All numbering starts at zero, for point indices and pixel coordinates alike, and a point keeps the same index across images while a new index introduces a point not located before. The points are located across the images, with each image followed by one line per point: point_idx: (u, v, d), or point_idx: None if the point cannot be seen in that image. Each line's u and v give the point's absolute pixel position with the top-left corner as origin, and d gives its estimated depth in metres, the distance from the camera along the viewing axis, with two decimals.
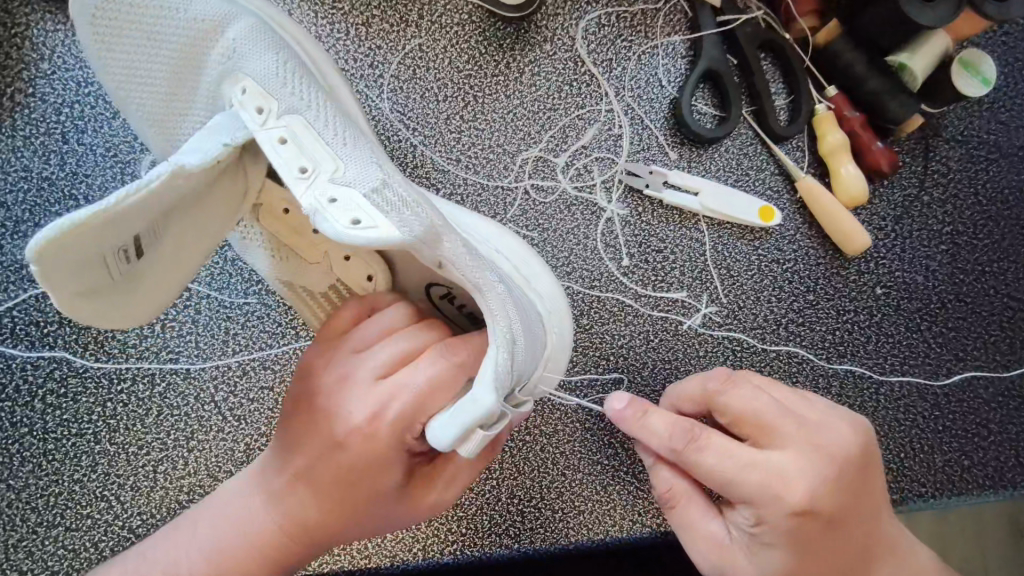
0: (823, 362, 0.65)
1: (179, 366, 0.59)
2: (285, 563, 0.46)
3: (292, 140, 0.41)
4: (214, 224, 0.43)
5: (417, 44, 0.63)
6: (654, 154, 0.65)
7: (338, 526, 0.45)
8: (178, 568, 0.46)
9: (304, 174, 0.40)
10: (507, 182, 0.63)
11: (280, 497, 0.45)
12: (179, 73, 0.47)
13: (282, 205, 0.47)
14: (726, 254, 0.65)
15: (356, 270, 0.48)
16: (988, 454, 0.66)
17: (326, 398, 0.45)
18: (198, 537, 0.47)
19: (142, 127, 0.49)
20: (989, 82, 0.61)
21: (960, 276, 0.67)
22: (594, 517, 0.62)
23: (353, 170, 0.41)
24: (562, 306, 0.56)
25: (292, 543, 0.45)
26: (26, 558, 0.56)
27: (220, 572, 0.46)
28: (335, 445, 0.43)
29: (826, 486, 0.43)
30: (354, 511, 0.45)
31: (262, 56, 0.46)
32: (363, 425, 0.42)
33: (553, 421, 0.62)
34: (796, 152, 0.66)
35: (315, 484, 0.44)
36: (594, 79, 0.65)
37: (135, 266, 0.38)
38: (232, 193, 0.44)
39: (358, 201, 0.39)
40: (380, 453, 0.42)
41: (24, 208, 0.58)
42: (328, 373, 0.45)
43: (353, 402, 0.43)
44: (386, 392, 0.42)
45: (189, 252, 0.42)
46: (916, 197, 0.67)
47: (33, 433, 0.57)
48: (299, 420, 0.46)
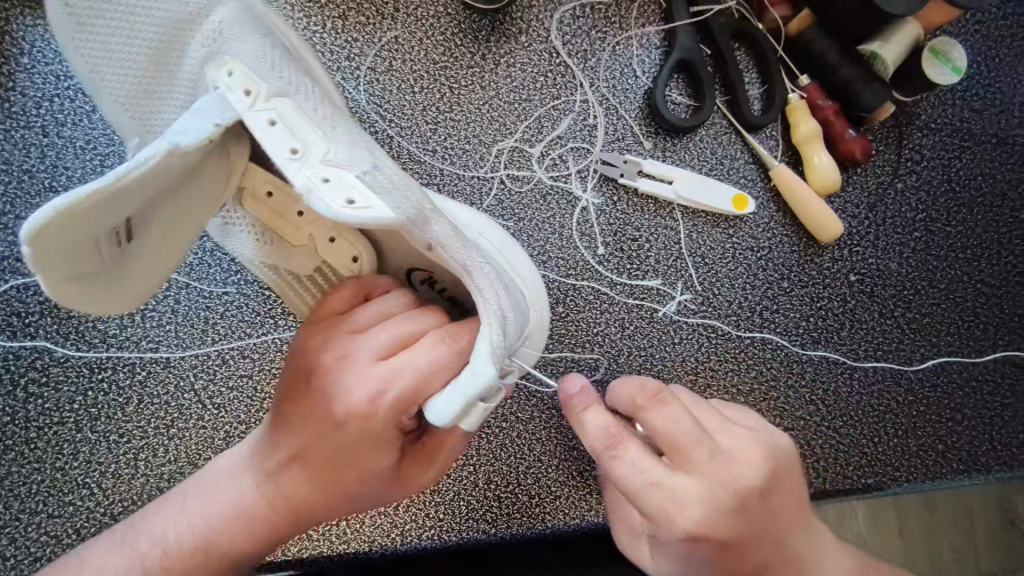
0: (798, 348, 0.66)
1: (159, 355, 0.59)
2: (274, 535, 0.48)
3: (281, 121, 0.40)
4: (199, 204, 0.43)
5: (393, 37, 0.64)
6: (628, 144, 0.65)
7: (328, 502, 0.46)
8: (166, 535, 0.47)
9: (296, 155, 0.39)
10: (483, 172, 0.63)
11: (277, 474, 0.46)
12: (161, 59, 0.46)
13: (265, 187, 0.46)
14: (700, 242, 0.65)
15: (341, 252, 0.49)
16: (962, 439, 0.67)
17: (324, 376, 0.44)
18: (190, 509, 0.48)
19: (121, 115, 0.50)
20: (960, 70, 0.61)
21: (933, 262, 0.68)
22: (571, 502, 0.63)
23: (342, 150, 0.41)
24: (540, 291, 0.58)
25: (284, 516, 0.46)
26: (9, 544, 0.56)
27: (212, 543, 0.46)
28: (331, 424, 0.43)
29: (722, 520, 0.42)
30: (346, 488, 0.45)
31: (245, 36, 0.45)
32: (363, 405, 0.42)
33: (529, 408, 0.63)
34: (770, 141, 0.67)
35: (310, 461, 0.45)
36: (569, 70, 0.65)
37: (124, 247, 0.39)
38: (218, 173, 0.44)
39: (350, 181, 0.38)
40: (377, 433, 0.42)
41: (5, 201, 0.59)
42: (325, 351, 0.45)
43: (351, 381, 0.42)
44: (385, 375, 0.41)
45: (177, 231, 0.43)
46: (890, 185, 0.68)
47: (15, 422, 0.58)
48: (298, 398, 0.45)
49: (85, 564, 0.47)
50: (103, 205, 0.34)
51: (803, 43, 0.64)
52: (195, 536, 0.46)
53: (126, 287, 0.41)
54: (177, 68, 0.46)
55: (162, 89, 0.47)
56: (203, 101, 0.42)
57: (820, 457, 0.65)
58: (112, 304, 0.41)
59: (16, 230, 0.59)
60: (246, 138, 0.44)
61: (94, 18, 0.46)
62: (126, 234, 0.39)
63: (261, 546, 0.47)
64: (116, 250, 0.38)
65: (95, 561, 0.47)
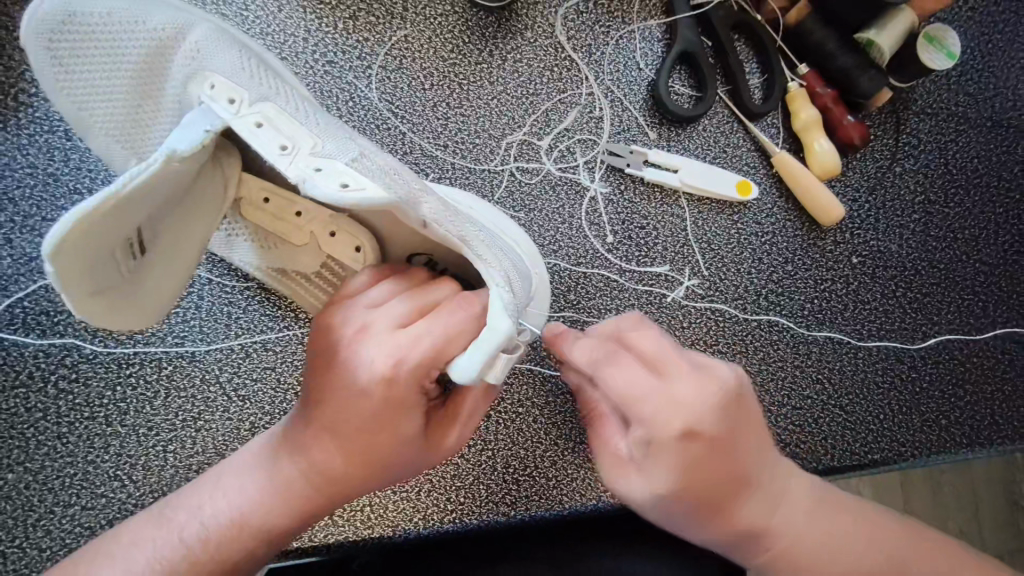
0: (803, 330, 0.68)
1: (184, 350, 0.61)
2: (313, 510, 0.49)
3: (268, 123, 0.43)
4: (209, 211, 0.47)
5: (403, 36, 0.66)
6: (634, 135, 0.67)
7: (360, 475, 0.48)
8: (205, 510, 0.49)
9: (285, 150, 0.42)
10: (493, 165, 0.65)
11: (308, 450, 0.48)
12: (150, 83, 0.47)
13: (261, 195, 0.50)
14: (706, 228, 0.67)
15: (342, 244, 0.51)
16: (965, 414, 0.68)
17: (346, 349, 0.45)
18: (228, 488, 0.49)
19: (111, 147, 0.49)
20: (954, 56, 0.63)
21: (933, 243, 0.70)
22: (587, 483, 0.64)
23: (329, 145, 0.43)
24: (542, 274, 0.60)
25: (316, 489, 0.48)
26: (45, 536, 0.58)
27: (250, 523, 0.48)
28: (354, 395, 0.45)
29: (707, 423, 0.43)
30: (376, 457, 0.47)
31: (224, 55, 0.48)
32: (385, 372, 0.43)
33: (544, 393, 0.65)
34: (771, 129, 0.68)
35: (337, 433, 0.46)
36: (574, 64, 0.67)
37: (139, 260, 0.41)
38: (215, 190, 0.47)
39: (342, 170, 0.41)
40: (401, 397, 0.44)
41: (32, 204, 0.60)
42: (343, 325, 0.46)
43: (370, 351, 0.44)
44: (403, 341, 0.43)
45: (184, 234, 0.46)
46: (888, 169, 0.70)
47: (47, 418, 0.60)
48: (321, 376, 0.46)
49: (121, 548, 0.49)
50: (119, 211, 0.36)
51: (800, 33, 0.66)
52: (233, 514, 0.48)
53: (146, 302, 0.44)
54: (163, 92, 0.48)
55: (153, 115, 0.48)
56: (196, 115, 0.44)
57: (827, 435, 0.67)
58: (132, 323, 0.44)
59: (43, 232, 0.61)
60: (237, 151, 0.49)
61: (81, 53, 0.45)
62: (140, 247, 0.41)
63: (296, 521, 0.49)
64: (132, 264, 0.41)
65: (132, 541, 0.49)
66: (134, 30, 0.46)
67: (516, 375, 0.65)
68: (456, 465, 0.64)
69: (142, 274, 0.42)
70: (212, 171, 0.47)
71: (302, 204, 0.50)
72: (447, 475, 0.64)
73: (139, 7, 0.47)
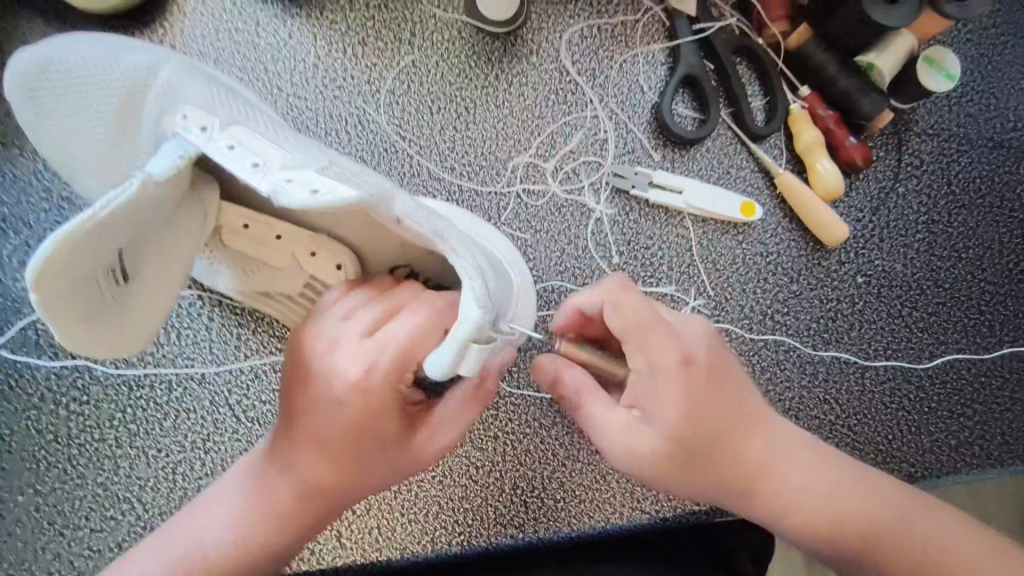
0: (809, 349, 0.68)
1: (194, 372, 0.62)
2: (302, 528, 0.49)
3: (240, 144, 0.43)
4: (184, 237, 0.47)
5: (411, 60, 0.67)
6: (638, 157, 0.68)
7: (349, 484, 0.48)
8: (197, 540, 0.48)
9: (257, 167, 0.42)
10: (500, 187, 0.66)
11: (292, 465, 0.48)
12: (124, 126, 0.46)
13: (241, 222, 0.50)
14: (711, 249, 0.68)
15: (323, 263, 0.51)
16: (973, 433, 0.68)
17: (318, 359, 0.47)
18: (215, 516, 0.49)
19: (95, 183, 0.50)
20: (954, 77, 0.64)
21: (937, 263, 0.70)
22: (595, 504, 0.64)
23: (298, 158, 0.44)
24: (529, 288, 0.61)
25: (311, 502, 0.48)
26: (54, 559, 0.58)
27: (242, 545, 0.48)
28: (336, 402, 0.46)
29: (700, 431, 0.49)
30: (364, 462, 0.48)
31: (193, 89, 0.47)
32: (362, 374, 0.46)
33: (550, 413, 0.65)
34: (774, 150, 0.69)
35: (325, 441, 0.47)
36: (579, 88, 0.68)
37: (120, 285, 0.42)
38: (193, 214, 0.47)
39: (313, 179, 0.41)
40: (380, 398, 0.46)
41: (45, 227, 0.62)
42: (317, 340, 0.48)
43: (345, 358, 0.46)
44: (375, 344, 0.46)
45: (164, 257, 0.46)
46: (891, 189, 0.70)
47: (58, 440, 0.60)
48: (297, 386, 0.48)
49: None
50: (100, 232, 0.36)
51: (802, 56, 0.67)
52: (231, 534, 0.48)
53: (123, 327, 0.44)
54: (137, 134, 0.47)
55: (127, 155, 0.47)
56: (167, 146, 0.43)
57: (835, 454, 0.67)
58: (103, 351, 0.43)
59: None
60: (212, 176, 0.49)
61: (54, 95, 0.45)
62: (120, 274, 0.42)
63: (291, 536, 0.49)
64: (112, 287, 0.41)
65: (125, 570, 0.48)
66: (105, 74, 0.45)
67: (524, 395, 0.65)
68: (464, 486, 0.64)
69: (123, 299, 0.43)
70: (189, 206, 0.47)
71: (282, 228, 0.50)
72: (454, 496, 0.64)
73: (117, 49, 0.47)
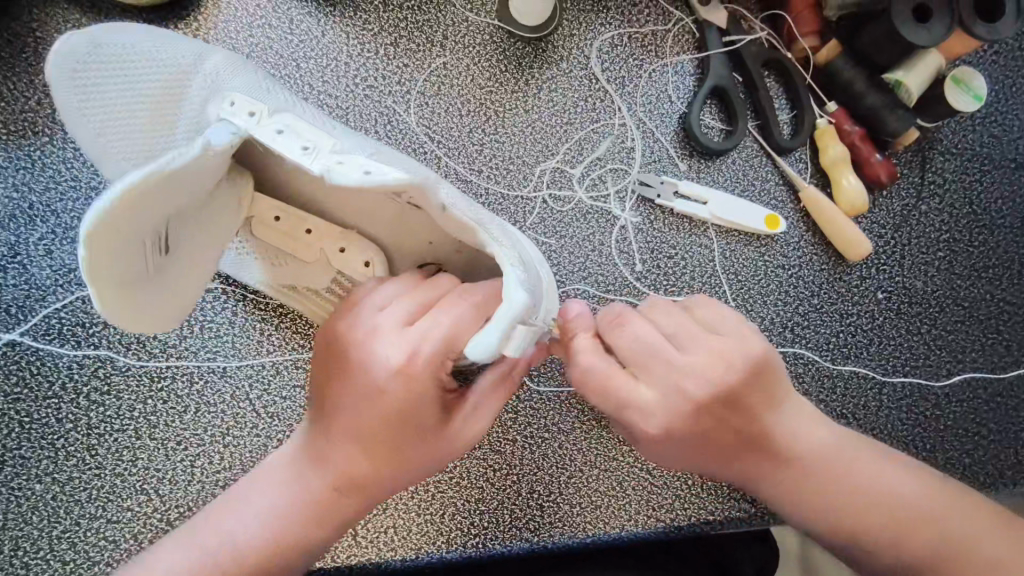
0: (828, 363, 0.68)
1: (215, 365, 0.62)
2: (336, 521, 0.50)
3: (287, 129, 0.44)
4: (222, 226, 0.48)
5: (442, 63, 0.67)
6: (664, 166, 0.68)
7: (382, 472, 0.49)
8: (232, 534, 0.49)
9: (307, 151, 0.43)
10: (527, 192, 0.66)
11: (328, 456, 0.50)
12: (165, 108, 0.50)
13: (272, 213, 0.51)
14: (733, 259, 0.68)
15: (353, 259, 0.52)
16: (988, 453, 0.68)
17: (361, 345, 0.48)
18: (252, 509, 0.50)
19: (125, 172, 0.51)
20: (981, 97, 0.65)
21: (957, 281, 0.70)
22: (610, 511, 0.64)
23: (344, 146, 0.45)
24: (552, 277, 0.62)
25: (343, 492, 0.49)
26: (69, 549, 0.58)
27: (277, 538, 0.49)
28: (375, 389, 0.47)
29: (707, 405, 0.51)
30: (400, 448, 0.49)
31: (237, 79, 0.51)
32: (405, 362, 0.46)
33: (569, 419, 0.65)
34: (799, 164, 0.70)
35: (359, 430, 0.48)
36: (608, 95, 0.69)
37: (162, 254, 0.42)
38: (229, 200, 0.48)
39: (364, 161, 0.41)
40: (421, 384, 0.47)
41: (73, 215, 0.62)
42: (357, 327, 0.48)
43: (386, 348, 0.47)
44: (420, 332, 0.46)
45: (206, 238, 0.47)
46: (914, 207, 0.71)
47: (77, 429, 0.60)
48: (337, 372, 0.49)
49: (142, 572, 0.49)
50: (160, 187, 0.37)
51: (831, 72, 0.68)
52: (264, 528, 0.49)
53: (159, 307, 0.44)
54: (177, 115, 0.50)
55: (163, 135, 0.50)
56: (212, 126, 0.43)
57: None
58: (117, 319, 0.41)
59: None
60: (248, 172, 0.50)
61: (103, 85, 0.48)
62: (164, 243, 0.42)
63: (325, 531, 0.50)
64: (155, 254, 0.42)
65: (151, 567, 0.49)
66: (150, 62, 0.50)
67: (545, 399, 0.65)
68: (481, 488, 0.64)
69: (158, 263, 0.42)
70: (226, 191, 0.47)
71: (313, 222, 0.52)
72: (471, 499, 0.63)
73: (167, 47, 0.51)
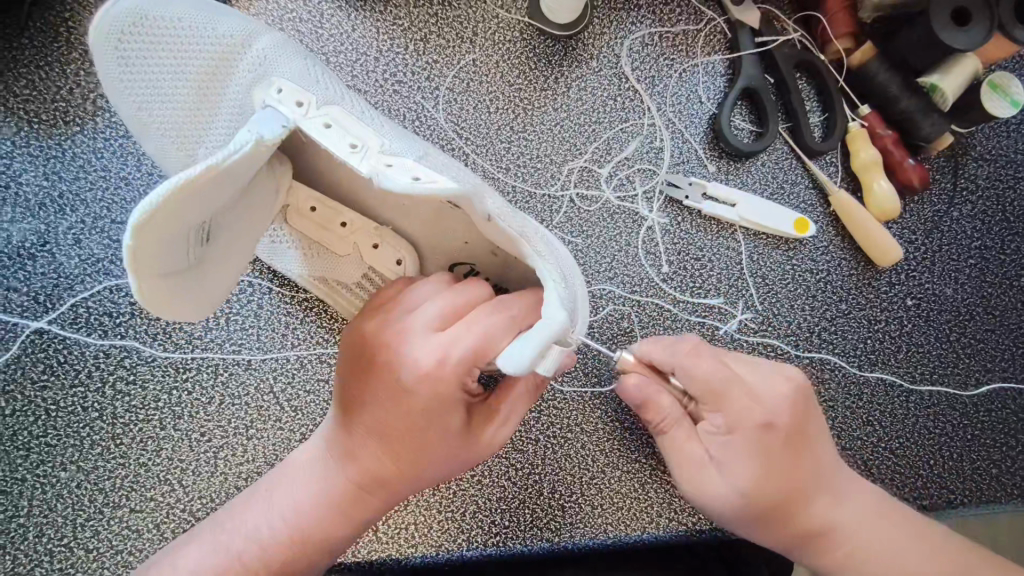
0: (855, 369, 0.67)
1: (241, 358, 0.62)
2: (362, 516, 0.51)
3: (336, 124, 0.45)
4: (254, 219, 0.48)
5: (472, 59, 0.67)
6: (693, 167, 0.68)
7: (406, 474, 0.50)
8: (259, 534, 0.50)
9: (355, 149, 0.43)
10: (554, 190, 0.66)
11: (355, 456, 0.50)
12: (210, 86, 0.50)
13: (309, 203, 0.52)
14: (761, 263, 0.67)
15: (385, 255, 0.53)
16: (1015, 464, 0.67)
17: (389, 350, 0.48)
18: (281, 504, 0.51)
19: (164, 147, 0.51)
20: (1018, 103, 0.63)
21: (988, 289, 0.69)
22: (632, 513, 0.64)
23: (393, 145, 0.45)
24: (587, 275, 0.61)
25: (368, 493, 0.50)
26: (93, 537, 0.58)
27: (303, 535, 0.50)
28: (401, 395, 0.47)
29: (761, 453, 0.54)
30: (424, 453, 0.49)
31: (286, 65, 0.51)
32: (432, 369, 0.46)
33: (592, 419, 0.65)
34: (829, 167, 0.69)
35: (385, 434, 0.49)
36: (638, 94, 0.68)
37: (203, 247, 0.42)
38: (267, 191, 0.48)
39: (413, 166, 0.42)
40: (445, 393, 0.46)
41: (103, 205, 0.62)
42: (386, 331, 0.48)
43: (414, 353, 0.46)
44: (449, 338, 0.45)
45: (238, 230, 0.47)
46: (945, 213, 0.69)
47: (103, 418, 0.60)
48: (364, 375, 0.49)
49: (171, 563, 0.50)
50: (207, 183, 0.37)
51: (865, 75, 0.67)
52: (291, 523, 0.50)
53: (202, 297, 0.45)
54: (222, 95, 0.50)
55: (208, 110, 0.50)
56: (263, 116, 0.44)
57: (877, 477, 0.66)
58: (162, 312, 0.41)
59: (112, 234, 0.62)
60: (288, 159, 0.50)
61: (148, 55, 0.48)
62: (205, 234, 0.42)
63: (351, 527, 0.51)
64: (197, 250, 0.42)
65: (183, 558, 0.50)
66: (200, 35, 0.49)
67: (569, 399, 0.65)
68: (503, 487, 0.63)
69: (199, 257, 0.43)
70: (264, 180, 0.48)
71: (347, 214, 0.52)
72: (493, 498, 0.63)
73: (216, 18, 0.51)
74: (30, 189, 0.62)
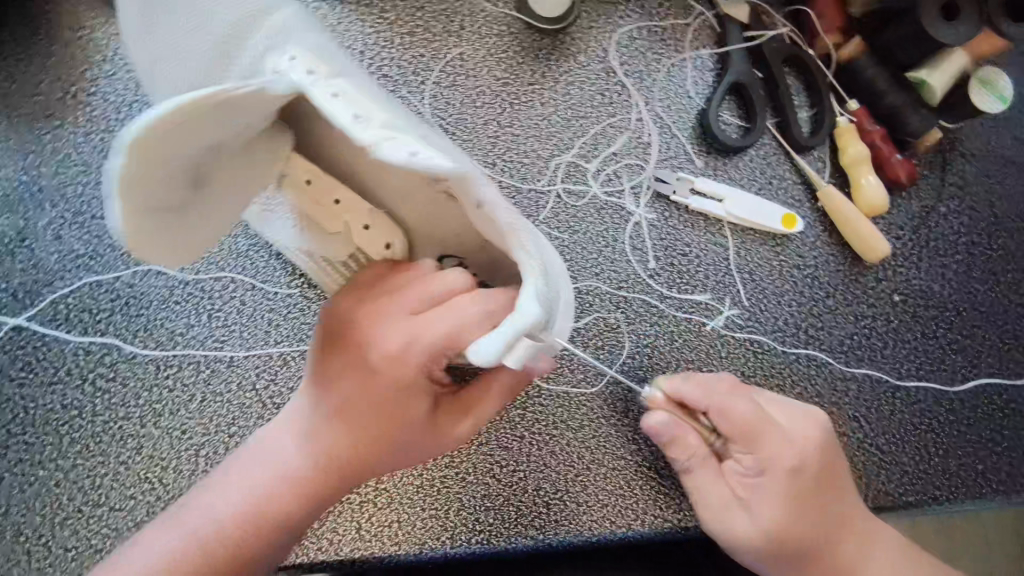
0: (842, 365, 0.67)
1: (223, 354, 0.61)
2: (321, 498, 0.50)
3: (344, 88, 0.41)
4: (242, 179, 0.44)
5: (458, 53, 0.66)
6: (681, 162, 0.67)
7: (371, 456, 0.49)
8: (219, 513, 0.48)
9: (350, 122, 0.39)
10: (541, 185, 0.65)
11: (320, 434, 0.49)
12: None
13: (305, 174, 0.47)
14: (748, 259, 0.67)
15: (376, 238, 0.49)
16: (1001, 460, 0.67)
17: (363, 329, 0.47)
18: (243, 482, 0.50)
19: None
20: (1006, 99, 0.62)
21: (975, 285, 0.69)
22: (618, 510, 0.63)
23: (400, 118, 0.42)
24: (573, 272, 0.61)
25: (329, 472, 0.49)
26: (71, 536, 0.57)
27: (263, 513, 0.48)
28: (372, 374, 0.47)
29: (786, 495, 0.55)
30: (390, 434, 0.49)
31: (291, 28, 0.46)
32: (403, 352, 0.46)
33: (578, 416, 0.64)
34: (816, 163, 0.68)
35: (353, 413, 0.48)
36: (625, 89, 0.68)
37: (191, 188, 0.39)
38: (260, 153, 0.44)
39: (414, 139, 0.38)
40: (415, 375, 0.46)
41: (83, 200, 0.61)
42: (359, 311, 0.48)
43: (386, 333, 0.46)
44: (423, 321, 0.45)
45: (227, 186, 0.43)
46: (933, 209, 0.69)
47: (82, 416, 0.59)
48: (338, 353, 0.49)
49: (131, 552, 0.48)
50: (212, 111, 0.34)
51: (853, 70, 0.66)
52: (251, 501, 0.49)
53: (181, 243, 0.42)
54: None
55: None
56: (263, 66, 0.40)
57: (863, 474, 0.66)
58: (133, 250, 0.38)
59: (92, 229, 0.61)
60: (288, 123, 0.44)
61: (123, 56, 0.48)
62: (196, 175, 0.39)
63: (310, 507, 0.50)
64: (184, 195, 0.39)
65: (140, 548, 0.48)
66: None
67: (555, 396, 0.65)
68: (487, 484, 0.63)
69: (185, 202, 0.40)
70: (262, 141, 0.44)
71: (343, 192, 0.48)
72: (478, 494, 0.63)
73: None
74: (8, 183, 0.61)
